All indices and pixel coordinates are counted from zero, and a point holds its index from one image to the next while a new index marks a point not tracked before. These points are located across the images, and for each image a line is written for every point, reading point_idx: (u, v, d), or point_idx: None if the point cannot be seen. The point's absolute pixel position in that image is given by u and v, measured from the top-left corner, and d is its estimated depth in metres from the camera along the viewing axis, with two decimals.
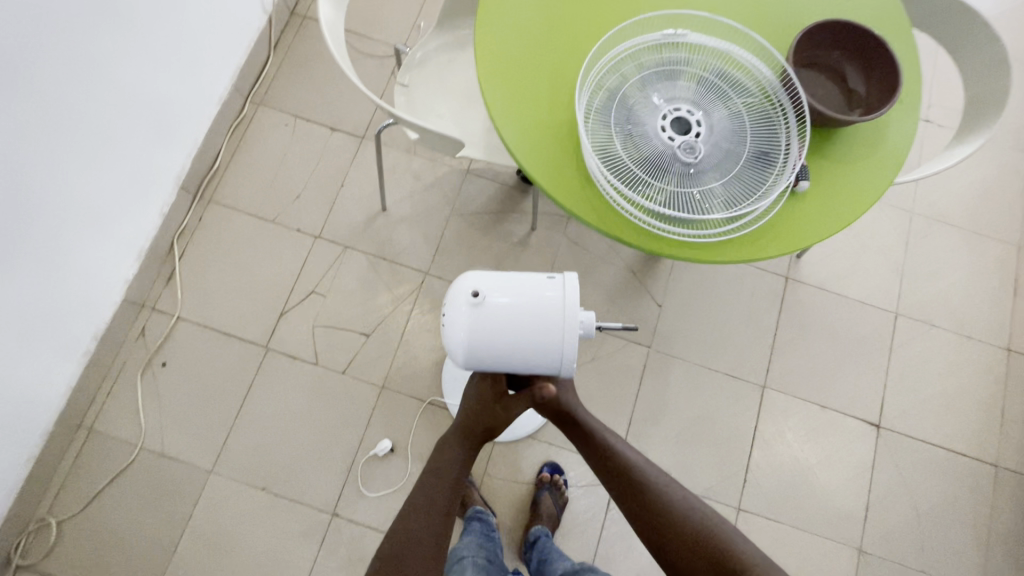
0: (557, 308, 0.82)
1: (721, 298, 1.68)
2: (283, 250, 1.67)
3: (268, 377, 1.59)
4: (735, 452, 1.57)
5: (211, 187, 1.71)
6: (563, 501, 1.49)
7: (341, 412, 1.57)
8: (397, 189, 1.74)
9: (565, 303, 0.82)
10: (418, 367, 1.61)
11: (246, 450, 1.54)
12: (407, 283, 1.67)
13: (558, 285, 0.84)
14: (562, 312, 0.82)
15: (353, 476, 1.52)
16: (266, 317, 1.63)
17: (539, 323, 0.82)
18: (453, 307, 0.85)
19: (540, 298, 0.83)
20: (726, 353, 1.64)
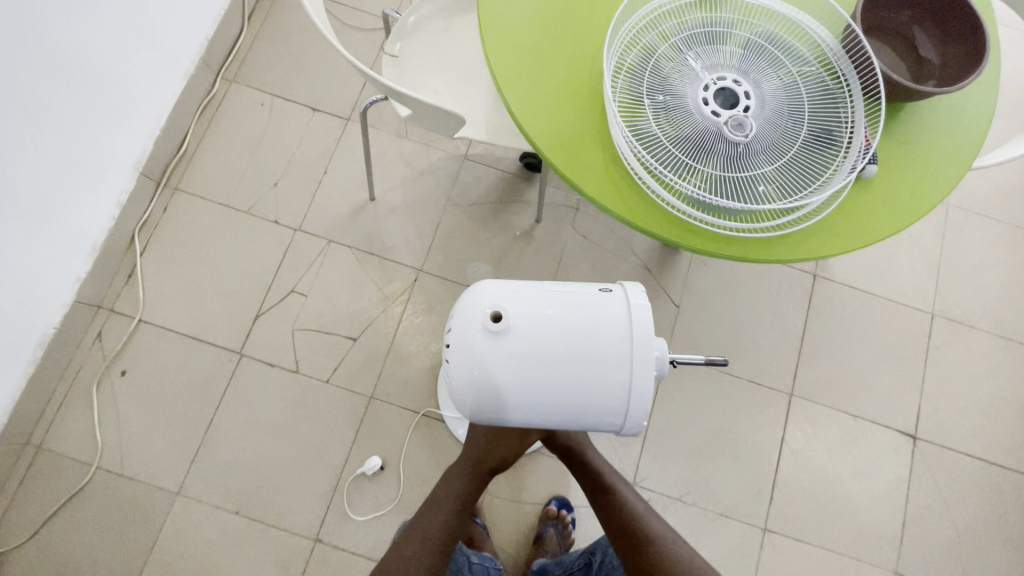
0: (609, 334, 0.67)
1: (744, 298, 1.53)
2: (259, 244, 1.50)
3: (242, 387, 1.42)
4: (760, 466, 1.43)
5: (178, 174, 1.53)
6: (569, 540, 1.32)
7: (325, 426, 1.40)
8: (386, 176, 1.56)
9: (615, 332, 0.67)
10: (411, 374, 1.45)
11: (218, 468, 1.37)
12: (398, 281, 1.50)
13: (606, 307, 0.68)
14: (614, 344, 0.66)
15: (337, 496, 1.36)
16: (240, 319, 1.45)
17: (584, 358, 0.66)
18: (465, 335, 0.68)
19: (584, 322, 0.67)
20: (749, 357, 1.50)
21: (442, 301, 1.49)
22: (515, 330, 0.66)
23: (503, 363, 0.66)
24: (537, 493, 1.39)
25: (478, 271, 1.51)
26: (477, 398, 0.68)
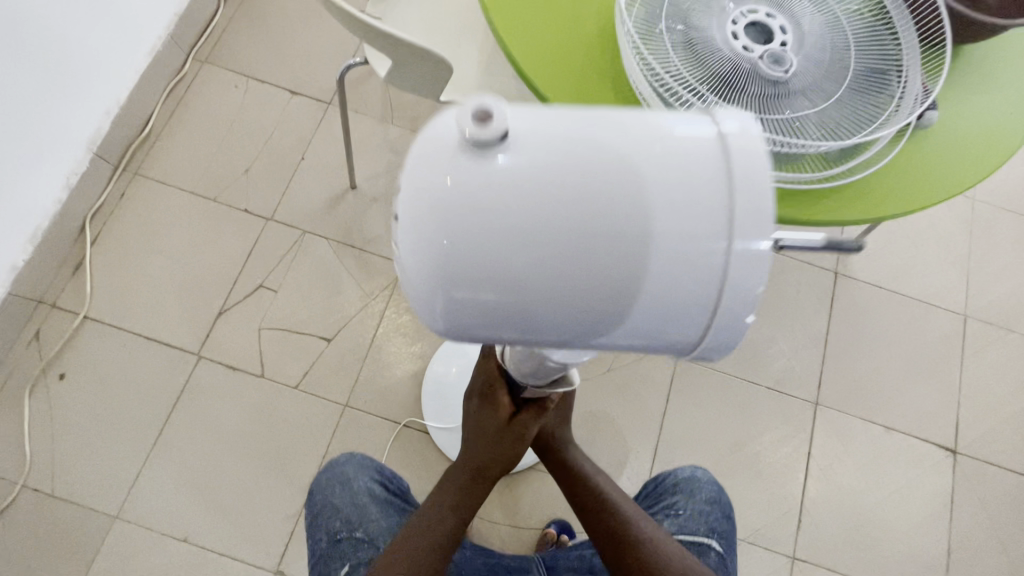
0: (688, 175, 0.34)
1: (761, 297, 1.40)
2: (226, 234, 1.35)
3: (199, 393, 1.25)
4: (785, 484, 1.26)
5: (139, 157, 1.39)
6: None
7: (292, 438, 1.23)
8: (370, 163, 1.43)
9: (701, 170, 0.34)
10: (392, 379, 1.28)
11: (166, 487, 1.19)
12: (380, 276, 1.34)
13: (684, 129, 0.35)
14: (696, 192, 0.34)
15: (303, 520, 1.18)
16: (200, 317, 1.29)
17: (640, 216, 0.34)
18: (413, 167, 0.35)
19: (642, 150, 0.35)
20: (769, 362, 1.35)
21: None
22: (489, 164, 0.34)
23: (460, 230, 0.34)
24: (534, 515, 1.22)
25: None
26: (433, 291, 0.36)
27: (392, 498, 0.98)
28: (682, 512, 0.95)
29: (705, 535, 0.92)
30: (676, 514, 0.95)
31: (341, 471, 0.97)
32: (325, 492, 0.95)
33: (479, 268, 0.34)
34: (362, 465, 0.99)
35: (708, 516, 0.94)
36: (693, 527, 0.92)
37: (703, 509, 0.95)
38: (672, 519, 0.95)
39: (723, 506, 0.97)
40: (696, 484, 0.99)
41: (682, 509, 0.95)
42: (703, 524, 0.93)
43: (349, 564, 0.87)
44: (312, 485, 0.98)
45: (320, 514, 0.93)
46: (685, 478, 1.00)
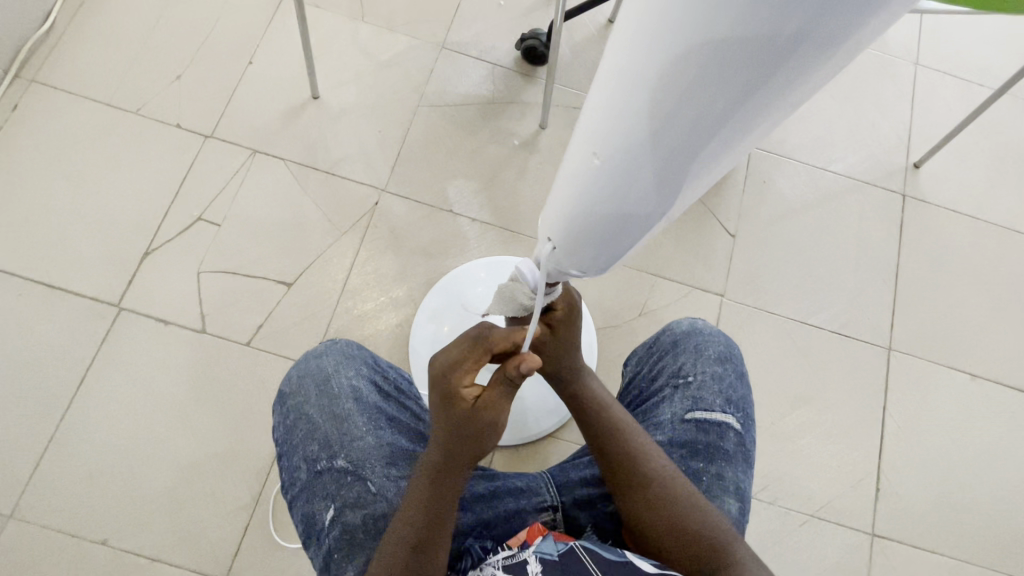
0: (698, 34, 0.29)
1: (818, 224, 1.16)
2: (154, 156, 1.06)
3: (117, 354, 0.96)
4: (857, 447, 1.04)
5: (38, 62, 1.09)
6: None
7: (244, 407, 0.96)
8: (335, 69, 1.15)
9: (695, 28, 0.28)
10: (370, 332, 1.01)
11: (78, 475, 0.91)
12: (352, 205, 1.07)
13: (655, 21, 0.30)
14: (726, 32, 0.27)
15: (261, 511, 0.91)
16: (120, 258, 1.00)
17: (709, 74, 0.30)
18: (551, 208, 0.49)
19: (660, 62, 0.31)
20: (831, 301, 1.11)
21: (415, 231, 1.06)
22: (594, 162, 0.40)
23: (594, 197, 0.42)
24: None
25: (464, 191, 1.10)
26: (614, 225, 0.44)
27: (387, 401, 0.72)
28: (693, 380, 0.70)
29: (724, 409, 0.68)
30: (686, 384, 0.70)
31: (318, 366, 0.70)
32: (297, 397, 0.69)
33: (636, 191, 0.39)
34: (347, 358, 0.71)
35: (723, 382, 0.70)
36: (707, 401, 0.69)
37: (717, 374, 0.70)
38: (681, 392, 0.70)
39: (737, 363, 0.72)
40: (700, 340, 0.73)
41: (690, 376, 0.70)
42: (719, 393, 0.69)
43: (333, 507, 0.63)
44: (282, 383, 0.72)
45: (290, 431, 0.67)
46: (687, 333, 0.74)
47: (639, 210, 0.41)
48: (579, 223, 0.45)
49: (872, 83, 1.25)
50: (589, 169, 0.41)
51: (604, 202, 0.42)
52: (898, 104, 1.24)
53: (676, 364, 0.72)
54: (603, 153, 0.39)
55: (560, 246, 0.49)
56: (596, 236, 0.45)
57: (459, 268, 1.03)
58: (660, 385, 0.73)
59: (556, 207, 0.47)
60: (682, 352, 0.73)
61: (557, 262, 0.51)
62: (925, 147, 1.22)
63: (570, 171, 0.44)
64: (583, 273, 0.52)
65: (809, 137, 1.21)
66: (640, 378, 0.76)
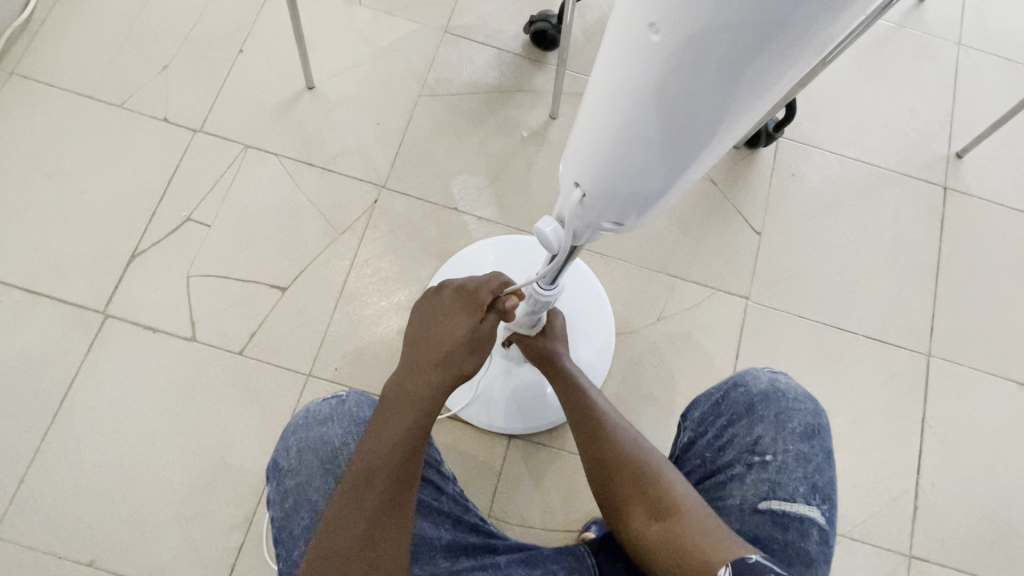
0: None
1: (851, 220, 1.07)
2: (140, 152, 1.00)
3: (103, 364, 0.91)
4: (892, 461, 0.96)
5: (17, 52, 1.03)
6: None
7: (236, 420, 0.90)
8: (331, 57, 1.07)
9: None
10: (370, 339, 0.95)
11: (63, 493, 0.86)
12: (350, 202, 1.00)
13: None
14: None
15: (255, 532, 0.86)
16: (105, 262, 0.94)
17: None
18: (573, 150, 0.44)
19: None
20: (865, 303, 1.03)
21: (416, 231, 1.00)
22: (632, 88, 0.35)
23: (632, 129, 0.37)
24: (571, 505, 0.90)
25: (469, 187, 1.02)
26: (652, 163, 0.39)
27: None
28: (771, 461, 0.61)
29: (808, 501, 0.59)
30: (763, 465, 0.61)
31: (321, 440, 0.63)
32: (297, 477, 0.62)
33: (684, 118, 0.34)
34: (354, 427, 0.64)
35: (808, 465, 0.61)
36: (788, 488, 0.60)
37: (801, 454, 0.61)
38: (756, 473, 0.61)
39: (825, 439, 0.63)
40: (783, 409, 0.64)
41: (768, 455, 0.62)
42: (802, 480, 0.60)
43: None
44: (277, 452, 0.65)
45: (289, 517, 0.62)
46: (765, 398, 0.64)
47: (694, 117, 0.34)
48: (619, 136, 0.38)
49: (911, 65, 1.16)
50: (642, 57, 0.33)
51: (656, 101, 0.34)
52: (940, 88, 1.15)
53: (751, 436, 0.63)
54: (662, 28, 0.31)
55: (591, 188, 0.43)
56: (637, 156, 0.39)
57: (467, 249, 0.97)
58: (730, 459, 0.63)
59: (595, 118, 0.40)
60: (759, 422, 0.64)
61: (585, 213, 0.46)
62: (969, 135, 1.12)
63: (615, 65, 0.36)
64: (612, 226, 0.47)
65: (842, 125, 1.12)
66: (703, 441, 0.66)
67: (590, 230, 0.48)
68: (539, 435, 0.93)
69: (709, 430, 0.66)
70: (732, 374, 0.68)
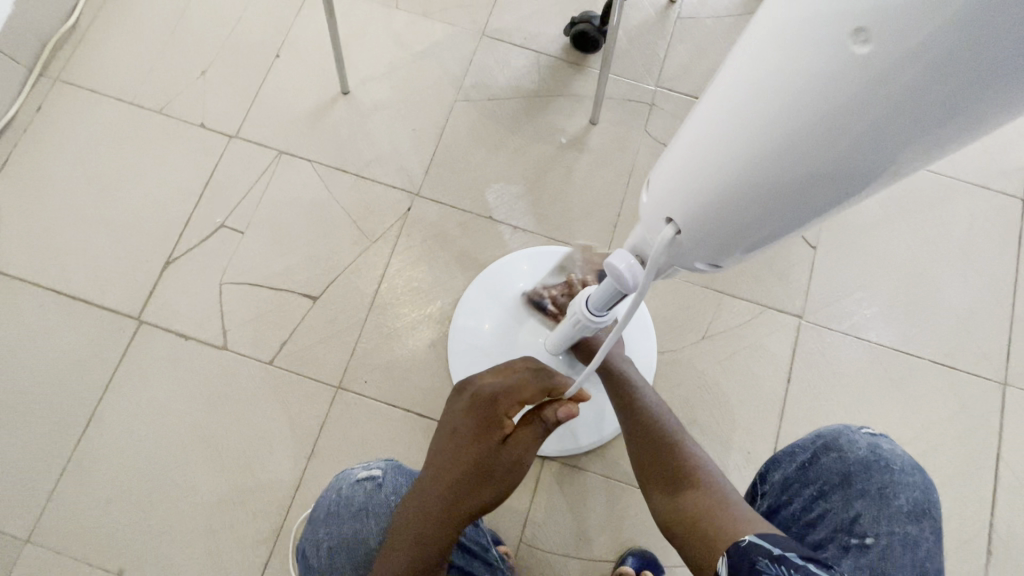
0: None
1: (918, 234, 0.99)
2: (177, 158, 1.00)
3: (137, 370, 0.91)
4: (963, 500, 0.88)
5: (62, 59, 1.04)
6: None
7: (266, 431, 0.89)
8: (366, 61, 1.05)
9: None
10: (401, 352, 0.92)
11: (94, 500, 0.86)
12: (383, 210, 0.98)
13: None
14: None
15: (281, 547, 0.84)
16: (141, 268, 0.94)
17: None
18: (666, 178, 0.39)
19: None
20: (933, 324, 0.95)
21: (450, 240, 0.96)
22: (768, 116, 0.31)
23: (753, 164, 0.33)
24: (606, 536, 0.86)
25: (505, 195, 0.99)
26: (771, 206, 0.35)
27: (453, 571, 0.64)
28: (872, 544, 0.55)
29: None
30: (862, 548, 0.55)
31: (359, 541, 0.61)
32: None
33: (827, 160, 0.30)
34: None
35: (915, 550, 0.54)
36: None
37: (908, 538, 0.55)
38: (855, 558, 0.54)
39: (933, 519, 0.56)
40: (887, 483, 0.57)
41: (869, 536, 0.55)
42: (909, 568, 0.54)
43: None
44: (306, 545, 0.63)
45: None
46: (864, 468, 0.58)
47: (868, 148, 0.29)
48: (753, 160, 0.33)
49: None
50: (824, 69, 0.27)
51: (822, 124, 0.29)
52: None
53: (848, 512, 0.57)
54: (855, 52, 0.26)
55: (687, 222, 0.39)
56: (769, 184, 0.33)
57: (501, 258, 0.93)
58: (822, 537, 0.57)
59: (712, 138, 0.35)
60: (857, 497, 0.57)
61: (673, 248, 0.41)
62: None
63: (772, 75, 0.30)
64: (701, 264, 0.42)
65: None
66: (787, 512, 0.60)
67: (673, 265, 0.44)
68: (574, 457, 0.88)
69: (795, 499, 0.60)
70: (824, 435, 0.61)
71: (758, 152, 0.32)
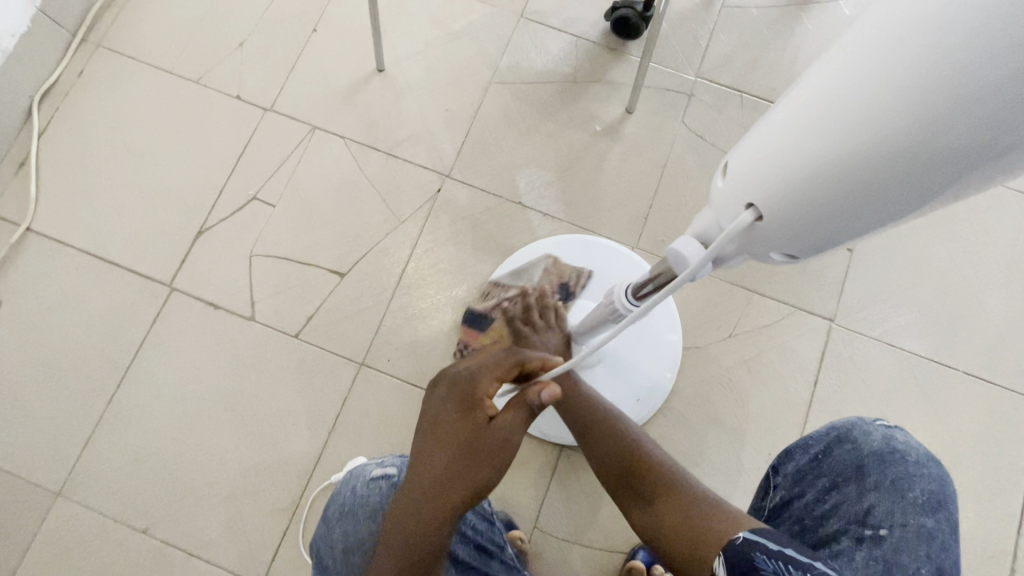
0: None
1: (960, 241, 0.95)
2: (212, 129, 1.00)
3: (166, 335, 0.92)
4: (987, 515, 0.86)
5: (104, 25, 1.05)
6: None
7: (290, 403, 0.90)
8: (403, 38, 1.04)
9: None
10: (424, 333, 0.92)
11: (123, 458, 0.88)
12: (413, 190, 0.97)
13: None
14: None
15: (300, 517, 0.86)
16: (174, 236, 0.96)
17: None
18: (750, 157, 0.37)
19: None
20: (969, 336, 0.92)
21: (478, 224, 0.96)
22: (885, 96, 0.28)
23: (856, 150, 0.30)
24: (621, 528, 0.86)
25: (536, 182, 0.97)
26: (866, 197, 0.32)
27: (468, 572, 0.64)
28: (887, 536, 0.53)
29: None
30: (876, 540, 0.54)
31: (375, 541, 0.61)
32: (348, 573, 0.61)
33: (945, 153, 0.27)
34: None
35: (932, 543, 0.53)
36: (908, 570, 0.52)
37: (925, 530, 0.53)
38: (868, 549, 0.53)
39: (950, 512, 0.55)
40: (903, 475, 0.56)
41: (884, 528, 0.54)
42: (926, 560, 0.52)
43: None
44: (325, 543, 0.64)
45: None
46: (879, 459, 0.57)
47: (999, 141, 0.26)
48: (854, 145, 0.30)
49: None
50: (968, 46, 0.24)
51: (944, 111, 0.26)
52: None
53: (862, 504, 0.55)
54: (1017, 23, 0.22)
55: (767, 206, 0.36)
56: (868, 173, 0.31)
57: (530, 245, 0.93)
58: (835, 529, 0.55)
59: (813, 118, 0.32)
60: (872, 489, 0.56)
61: (748, 233, 0.39)
62: None
63: (893, 51, 0.27)
64: (777, 251, 0.40)
65: None
66: (800, 503, 0.58)
67: (743, 251, 0.41)
68: None
69: (808, 490, 0.59)
70: (837, 427, 0.60)
71: (867, 135, 0.30)
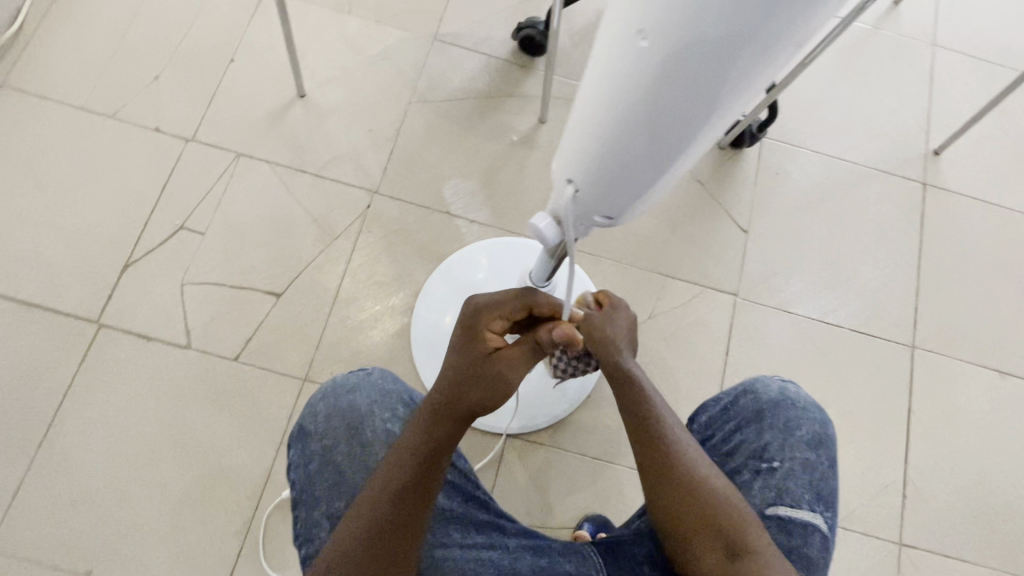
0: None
1: (835, 216, 1.10)
2: (132, 161, 1.00)
3: (97, 372, 0.91)
4: (878, 451, 0.98)
5: (7, 64, 1.03)
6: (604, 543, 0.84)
7: (233, 426, 0.90)
8: (322, 65, 1.09)
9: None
10: (365, 343, 0.95)
11: (58, 503, 0.86)
12: (343, 208, 1.01)
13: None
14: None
15: (252, 537, 0.86)
16: (99, 271, 0.95)
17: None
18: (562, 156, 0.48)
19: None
20: (850, 298, 1.05)
21: (409, 235, 1.01)
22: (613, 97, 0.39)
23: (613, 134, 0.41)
24: (569, 504, 0.91)
25: (461, 191, 1.04)
26: (634, 164, 0.42)
27: None
28: (779, 467, 0.62)
29: (813, 508, 0.61)
30: (770, 471, 0.62)
31: (351, 407, 0.65)
32: (322, 442, 0.64)
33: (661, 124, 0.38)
34: (380, 397, 0.66)
35: (815, 473, 0.62)
36: (794, 495, 0.61)
37: (807, 462, 0.62)
38: (764, 479, 0.62)
39: (831, 448, 0.64)
40: (791, 417, 0.65)
41: (776, 460, 0.62)
42: (808, 487, 0.61)
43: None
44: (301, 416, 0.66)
45: (310, 480, 0.63)
46: (775, 405, 0.65)
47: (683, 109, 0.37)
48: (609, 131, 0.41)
49: (889, 66, 1.19)
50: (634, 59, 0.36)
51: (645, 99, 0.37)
52: (916, 88, 1.18)
53: (760, 442, 0.64)
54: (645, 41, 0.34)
55: (580, 184, 0.46)
56: (633, 148, 0.41)
57: (457, 253, 0.98)
58: (737, 464, 0.64)
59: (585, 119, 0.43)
60: (768, 428, 0.64)
61: (575, 208, 0.48)
62: (946, 133, 1.15)
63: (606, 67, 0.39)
64: (604, 217, 0.49)
65: (824, 124, 1.15)
66: (711, 443, 0.68)
67: (583, 222, 0.51)
68: (535, 433, 0.94)
69: (717, 432, 0.67)
70: (744, 382, 0.69)
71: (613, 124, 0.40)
